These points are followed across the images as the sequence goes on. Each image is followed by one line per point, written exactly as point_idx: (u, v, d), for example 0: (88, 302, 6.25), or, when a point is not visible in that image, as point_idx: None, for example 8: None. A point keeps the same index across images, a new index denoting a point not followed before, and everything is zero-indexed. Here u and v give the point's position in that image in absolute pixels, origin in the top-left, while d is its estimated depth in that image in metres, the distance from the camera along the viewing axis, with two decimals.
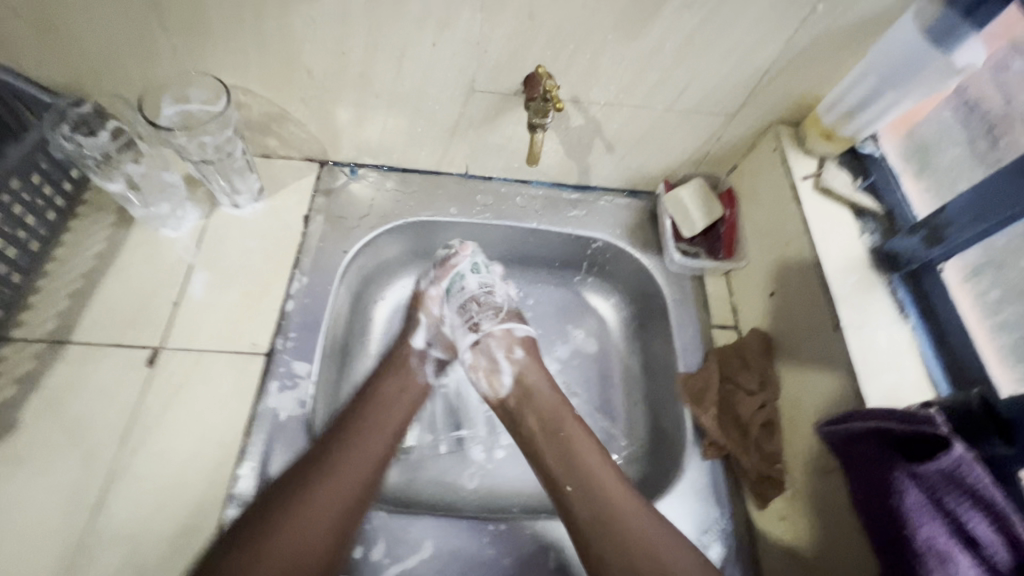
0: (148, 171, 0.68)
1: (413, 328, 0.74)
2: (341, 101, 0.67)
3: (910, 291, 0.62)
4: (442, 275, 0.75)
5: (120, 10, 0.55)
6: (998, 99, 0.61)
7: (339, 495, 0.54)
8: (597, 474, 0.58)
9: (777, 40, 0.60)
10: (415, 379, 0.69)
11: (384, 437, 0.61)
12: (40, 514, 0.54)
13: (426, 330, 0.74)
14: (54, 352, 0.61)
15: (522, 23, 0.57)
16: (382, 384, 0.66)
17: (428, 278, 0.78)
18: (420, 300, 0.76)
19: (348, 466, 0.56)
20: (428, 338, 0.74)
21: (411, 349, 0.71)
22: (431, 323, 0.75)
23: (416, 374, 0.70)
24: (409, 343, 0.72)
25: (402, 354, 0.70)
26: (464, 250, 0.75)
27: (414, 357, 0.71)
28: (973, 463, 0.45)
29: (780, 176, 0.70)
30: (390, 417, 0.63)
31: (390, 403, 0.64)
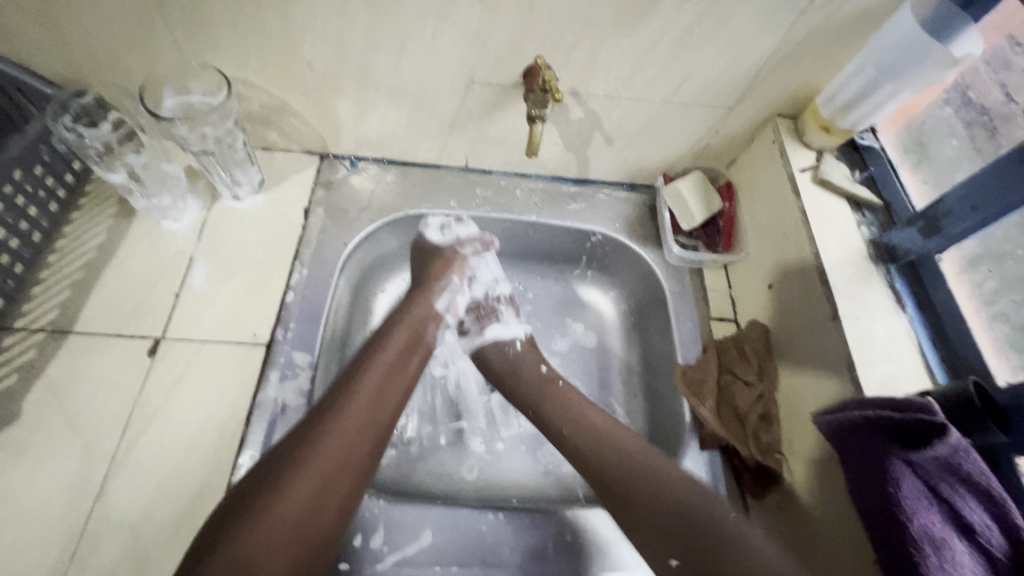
0: (149, 162, 0.68)
1: (440, 288, 0.69)
2: (342, 94, 0.68)
3: (908, 282, 0.62)
4: (481, 249, 0.75)
5: (122, 1, 0.55)
6: (1001, 97, 0.61)
7: (332, 468, 0.50)
8: (609, 448, 0.57)
9: (776, 32, 0.60)
10: (423, 341, 0.64)
11: (382, 406, 0.56)
12: (42, 502, 0.54)
13: (451, 294, 0.70)
14: (55, 342, 0.61)
15: (522, 15, 0.57)
16: (387, 346, 0.60)
17: (471, 244, 0.75)
18: (457, 261, 0.72)
19: (341, 438, 0.51)
20: (450, 301, 0.70)
21: (432, 312, 0.67)
22: (457, 288, 0.71)
23: (429, 337, 0.65)
24: (431, 304, 0.67)
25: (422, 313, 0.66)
26: (499, 243, 0.78)
27: (432, 321, 0.66)
28: (969, 450, 0.46)
29: (778, 169, 0.70)
30: (392, 384, 0.58)
31: (393, 369, 0.59)
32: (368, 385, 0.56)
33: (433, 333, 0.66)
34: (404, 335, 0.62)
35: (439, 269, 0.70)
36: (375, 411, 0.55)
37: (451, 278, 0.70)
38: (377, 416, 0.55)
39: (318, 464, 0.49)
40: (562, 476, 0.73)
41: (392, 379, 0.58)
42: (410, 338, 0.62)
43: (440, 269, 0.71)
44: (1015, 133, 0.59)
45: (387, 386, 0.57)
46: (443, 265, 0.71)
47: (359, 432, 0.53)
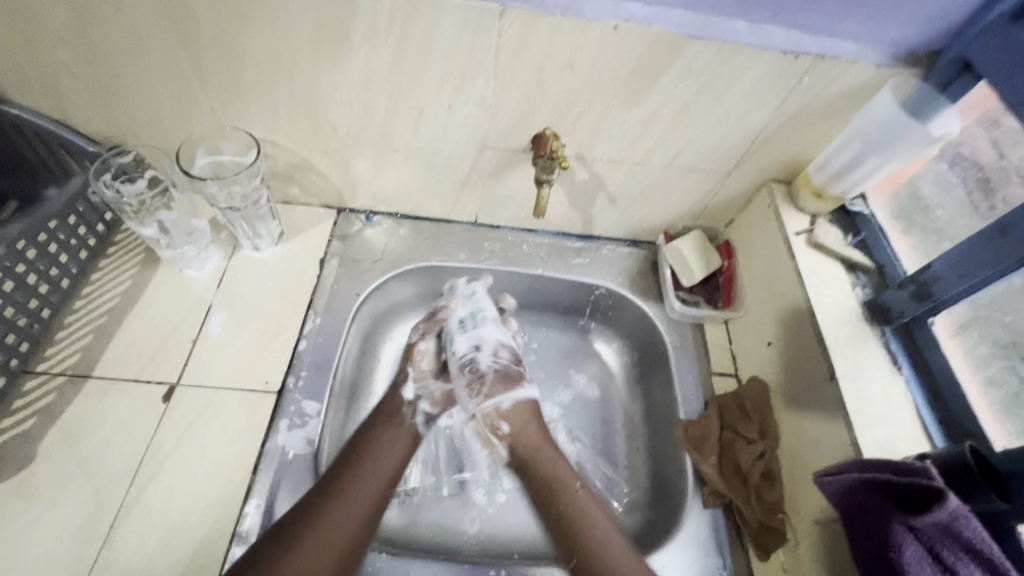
0: (178, 217, 0.73)
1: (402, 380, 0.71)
2: (361, 154, 0.72)
3: (902, 344, 0.64)
4: (431, 325, 0.75)
5: (168, 72, 0.61)
6: (992, 152, 0.63)
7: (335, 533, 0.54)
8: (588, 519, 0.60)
9: (766, 107, 0.64)
10: (405, 421, 0.67)
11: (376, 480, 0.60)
12: (49, 547, 0.54)
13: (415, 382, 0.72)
14: (75, 386, 0.63)
15: (532, 90, 0.62)
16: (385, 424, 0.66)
17: (418, 328, 0.75)
18: (410, 353, 0.74)
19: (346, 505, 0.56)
20: (420, 390, 0.71)
21: (400, 402, 0.69)
22: (419, 376, 0.73)
23: (410, 420, 0.68)
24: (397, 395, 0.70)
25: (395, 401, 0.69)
26: (453, 303, 0.74)
27: (406, 408, 0.69)
28: (969, 517, 0.45)
29: (774, 231, 0.73)
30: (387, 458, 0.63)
31: (390, 443, 0.64)
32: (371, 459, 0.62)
33: (411, 418, 0.68)
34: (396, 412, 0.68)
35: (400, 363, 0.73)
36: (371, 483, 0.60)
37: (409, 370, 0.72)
38: (375, 488, 0.59)
39: (325, 530, 0.54)
40: None
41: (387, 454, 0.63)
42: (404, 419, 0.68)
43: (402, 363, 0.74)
44: (1004, 194, 0.61)
45: (382, 463, 0.62)
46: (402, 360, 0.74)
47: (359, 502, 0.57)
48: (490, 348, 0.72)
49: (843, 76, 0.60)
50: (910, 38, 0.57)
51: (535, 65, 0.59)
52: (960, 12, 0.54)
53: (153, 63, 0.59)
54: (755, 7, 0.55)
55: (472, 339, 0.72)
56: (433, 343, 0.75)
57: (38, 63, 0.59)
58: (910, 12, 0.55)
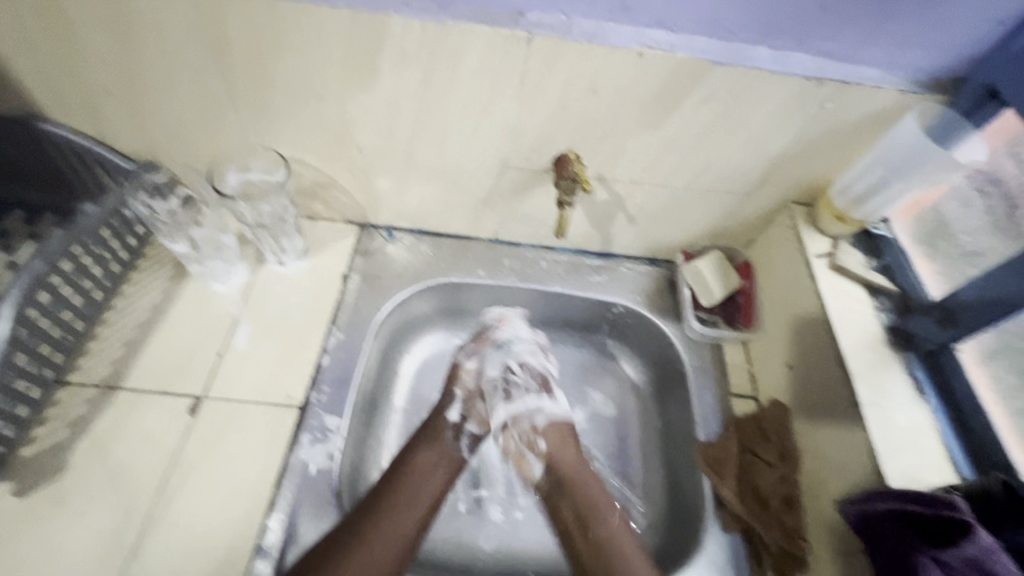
0: (209, 234, 0.74)
1: (449, 400, 0.72)
2: (385, 173, 0.74)
3: (927, 370, 0.63)
4: (475, 347, 0.75)
5: (202, 93, 0.63)
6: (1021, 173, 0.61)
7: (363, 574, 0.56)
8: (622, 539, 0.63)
9: (789, 131, 0.65)
10: (450, 450, 0.68)
11: (408, 517, 0.61)
12: (79, 556, 0.56)
13: (461, 403, 0.72)
14: (105, 397, 0.65)
15: (555, 112, 0.63)
16: (425, 452, 0.67)
17: (467, 348, 0.76)
18: (456, 373, 0.74)
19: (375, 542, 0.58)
20: (465, 410, 0.72)
21: (445, 423, 0.70)
22: (465, 395, 0.73)
23: (455, 448, 0.69)
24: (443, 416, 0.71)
25: (441, 423, 0.70)
26: (503, 323, 0.77)
27: (449, 431, 0.70)
28: (1000, 553, 0.45)
29: (795, 253, 0.73)
30: (422, 493, 0.64)
31: (427, 477, 0.65)
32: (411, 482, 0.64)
33: (455, 443, 0.69)
34: (438, 439, 0.69)
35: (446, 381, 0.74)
36: (403, 521, 0.61)
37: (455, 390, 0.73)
38: (408, 525, 0.61)
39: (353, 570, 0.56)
40: None
41: (420, 491, 0.64)
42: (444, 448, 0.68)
43: (448, 380, 0.74)
44: None
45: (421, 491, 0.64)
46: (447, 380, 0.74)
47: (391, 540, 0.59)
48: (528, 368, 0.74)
49: (866, 102, 0.60)
50: (933, 65, 0.58)
51: (558, 90, 0.61)
52: (986, 40, 0.55)
53: (190, 85, 0.62)
54: (777, 35, 0.56)
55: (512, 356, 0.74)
56: (479, 362, 0.74)
57: (82, 85, 0.61)
58: (933, 39, 0.55)
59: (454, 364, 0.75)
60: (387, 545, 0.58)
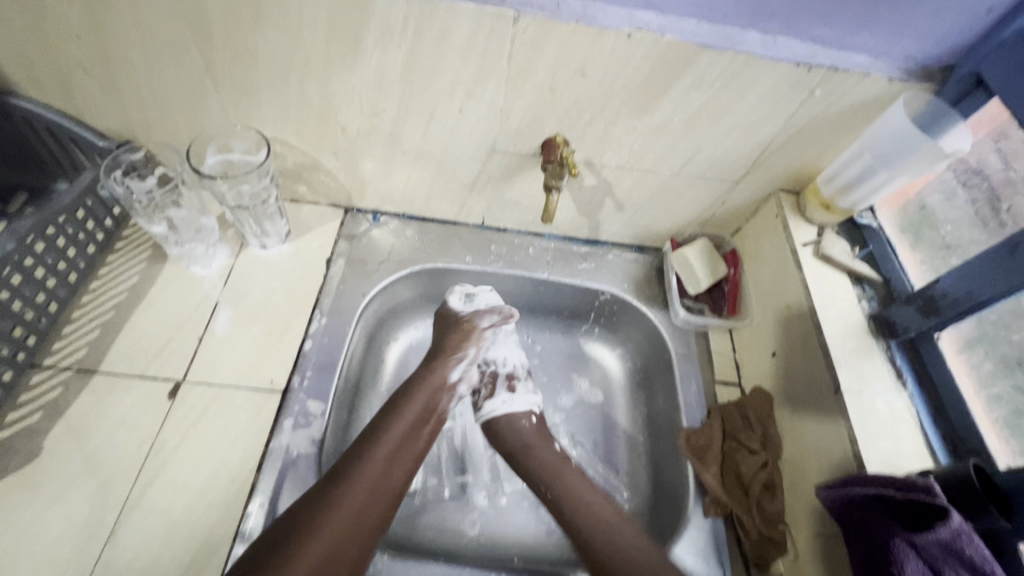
0: (187, 216, 0.72)
1: (457, 358, 0.72)
2: (370, 155, 0.72)
3: (907, 359, 0.64)
4: (500, 317, 0.77)
5: (180, 69, 0.61)
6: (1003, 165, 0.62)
7: (342, 534, 0.53)
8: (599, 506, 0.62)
9: (778, 118, 0.64)
10: (437, 410, 0.68)
11: (384, 480, 0.59)
12: (55, 541, 0.55)
13: (467, 364, 0.72)
14: (81, 381, 0.64)
15: (543, 96, 0.62)
16: (402, 417, 0.64)
17: (489, 316, 0.76)
18: (476, 335, 0.73)
19: (353, 504, 0.55)
20: (465, 373, 0.72)
21: (445, 384, 0.70)
22: (473, 359, 0.73)
23: (443, 408, 0.69)
24: (447, 374, 0.70)
25: (438, 385, 0.69)
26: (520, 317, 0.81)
27: (445, 392, 0.69)
28: (972, 535, 0.46)
29: (782, 242, 0.73)
30: (402, 458, 0.61)
31: (404, 441, 0.62)
32: (385, 445, 0.61)
33: (446, 404, 0.69)
34: (423, 402, 0.67)
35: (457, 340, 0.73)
36: (381, 484, 0.58)
37: (467, 351, 0.73)
38: (387, 488, 0.58)
39: (332, 532, 0.53)
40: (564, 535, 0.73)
41: (395, 455, 0.61)
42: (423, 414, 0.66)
43: (457, 338, 0.73)
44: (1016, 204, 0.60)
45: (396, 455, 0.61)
46: (460, 338, 0.73)
47: (368, 502, 0.56)
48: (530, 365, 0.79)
49: (855, 89, 0.60)
50: (923, 53, 0.57)
51: (547, 72, 0.59)
52: (974, 28, 0.54)
53: (167, 61, 0.60)
54: (768, 20, 0.55)
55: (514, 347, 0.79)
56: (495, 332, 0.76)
57: (52, 59, 0.59)
58: (925, 26, 0.55)
59: (473, 323, 0.74)
60: (360, 510, 0.55)
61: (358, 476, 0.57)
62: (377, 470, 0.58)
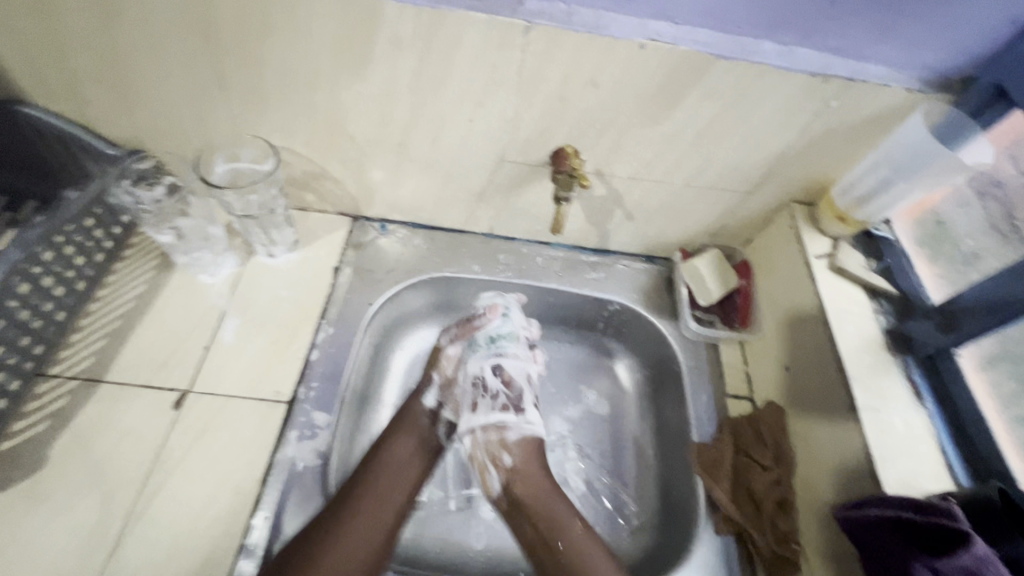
0: (195, 225, 0.72)
1: (424, 387, 0.73)
2: (378, 164, 0.72)
3: (926, 375, 0.62)
4: (460, 333, 0.76)
5: (189, 78, 0.60)
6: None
7: (337, 571, 0.55)
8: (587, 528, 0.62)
9: (791, 129, 0.63)
10: (430, 439, 0.69)
11: (378, 513, 0.60)
12: (58, 553, 0.54)
13: (437, 390, 0.73)
14: (88, 390, 0.63)
15: (553, 105, 0.62)
16: (398, 443, 0.66)
17: (449, 332, 0.77)
18: (438, 358, 0.76)
19: (348, 539, 0.57)
20: (442, 398, 0.73)
21: (421, 410, 0.71)
22: (443, 382, 0.73)
23: (432, 436, 0.69)
24: (420, 402, 0.71)
25: (415, 413, 0.70)
26: (488, 317, 0.75)
27: (426, 417, 0.70)
28: (997, 562, 0.44)
29: (796, 254, 0.72)
30: (396, 490, 0.63)
31: (398, 473, 0.64)
32: (386, 468, 0.64)
33: (431, 430, 0.70)
34: (416, 434, 0.68)
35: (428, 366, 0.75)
36: (375, 519, 0.60)
37: (432, 377, 0.74)
38: (381, 522, 0.60)
39: (326, 570, 0.55)
40: None
41: (397, 478, 0.64)
42: (416, 446, 0.67)
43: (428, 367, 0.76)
44: None
45: (399, 476, 0.64)
46: (429, 365, 0.76)
47: (369, 531, 0.58)
48: (502, 373, 0.72)
49: (872, 100, 0.59)
50: (942, 63, 0.56)
51: (557, 82, 0.59)
52: (996, 39, 0.53)
53: (176, 70, 0.59)
54: (783, 30, 0.54)
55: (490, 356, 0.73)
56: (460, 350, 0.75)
57: (62, 68, 0.59)
58: (945, 37, 0.54)
59: (436, 348, 0.77)
60: (364, 534, 0.58)
61: (353, 512, 0.59)
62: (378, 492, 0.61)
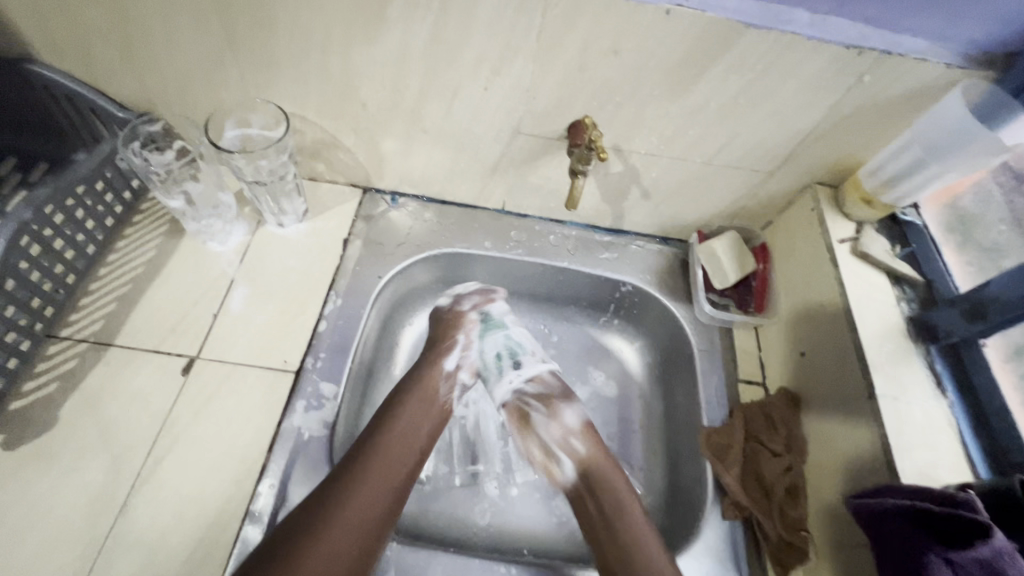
0: (205, 191, 0.71)
1: (448, 349, 0.71)
2: (391, 134, 0.70)
3: (948, 365, 0.60)
4: (482, 301, 0.77)
5: (199, 39, 0.59)
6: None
7: (366, 505, 0.53)
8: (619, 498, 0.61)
9: (820, 105, 0.60)
10: (438, 400, 0.66)
11: (387, 476, 0.56)
12: (68, 511, 0.55)
13: (461, 352, 0.72)
14: (97, 353, 0.64)
15: (572, 75, 0.59)
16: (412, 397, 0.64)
17: (468, 299, 0.77)
18: (459, 320, 0.74)
19: (374, 477, 0.55)
20: (462, 359, 0.72)
21: (440, 372, 0.68)
22: (466, 343, 0.73)
23: (443, 396, 0.67)
24: (439, 364, 0.69)
25: (430, 377, 0.67)
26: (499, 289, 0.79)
27: (443, 379, 0.68)
28: (1016, 557, 0.43)
29: (817, 237, 0.70)
30: (418, 430, 0.62)
31: (417, 422, 0.62)
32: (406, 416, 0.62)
33: (447, 392, 0.68)
34: (418, 397, 0.65)
35: (444, 331, 0.72)
36: (389, 475, 0.56)
37: (457, 338, 0.72)
38: (401, 460, 0.58)
39: (355, 504, 0.53)
40: (575, 529, 0.72)
41: (414, 424, 0.62)
42: (423, 409, 0.64)
43: (445, 330, 0.73)
44: None
45: (419, 423, 0.63)
46: (451, 325, 0.73)
47: (391, 470, 0.57)
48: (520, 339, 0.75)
49: (909, 75, 0.56)
50: (985, 36, 0.53)
51: (577, 50, 0.56)
52: None
53: (185, 30, 0.58)
54: None
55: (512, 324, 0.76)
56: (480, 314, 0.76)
57: (72, 26, 0.58)
58: (990, 7, 0.50)
59: (454, 312, 0.75)
60: (388, 471, 0.57)
61: (361, 475, 0.55)
62: (401, 434, 0.60)
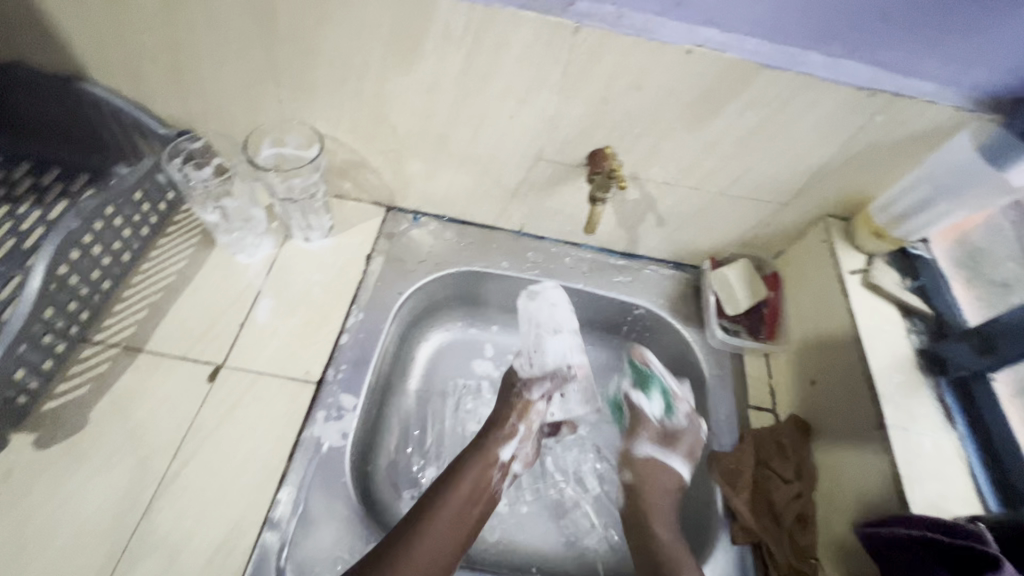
0: (240, 207, 0.75)
1: (507, 436, 0.69)
2: (417, 157, 0.73)
3: (958, 398, 0.61)
4: (551, 387, 0.74)
5: (243, 64, 0.63)
6: None
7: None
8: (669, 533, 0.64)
9: (833, 143, 0.63)
10: (489, 488, 0.65)
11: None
12: (95, 512, 0.57)
13: (519, 443, 0.69)
14: (127, 358, 0.66)
15: (594, 107, 0.62)
16: (468, 473, 0.65)
17: (540, 384, 0.73)
18: (525, 409, 0.71)
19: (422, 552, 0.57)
20: (518, 450, 0.69)
21: (494, 462, 0.67)
22: (526, 435, 0.70)
23: (494, 485, 0.66)
24: (492, 453, 0.67)
25: (486, 462, 0.66)
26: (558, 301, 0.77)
27: (497, 468, 0.67)
28: None
29: (828, 268, 0.72)
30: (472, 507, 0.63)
31: (475, 497, 0.63)
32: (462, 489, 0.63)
33: (498, 483, 0.66)
34: (473, 481, 0.64)
35: (502, 415, 0.70)
36: (435, 551, 0.58)
37: (519, 428, 0.70)
38: (451, 536, 0.59)
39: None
40: (583, 549, 0.72)
41: (468, 494, 0.63)
42: (479, 488, 0.64)
43: (508, 413, 0.71)
44: None
45: (474, 499, 0.63)
46: (516, 413, 0.70)
47: (440, 544, 0.58)
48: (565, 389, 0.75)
49: (918, 117, 0.59)
50: (993, 82, 0.56)
51: (602, 83, 0.59)
52: None
53: (231, 55, 0.62)
54: (832, 41, 0.54)
55: (572, 361, 0.75)
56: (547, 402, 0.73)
57: (124, 47, 0.61)
58: (998, 55, 0.53)
59: (522, 397, 0.72)
60: (435, 546, 0.58)
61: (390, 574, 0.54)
62: (456, 507, 0.61)
